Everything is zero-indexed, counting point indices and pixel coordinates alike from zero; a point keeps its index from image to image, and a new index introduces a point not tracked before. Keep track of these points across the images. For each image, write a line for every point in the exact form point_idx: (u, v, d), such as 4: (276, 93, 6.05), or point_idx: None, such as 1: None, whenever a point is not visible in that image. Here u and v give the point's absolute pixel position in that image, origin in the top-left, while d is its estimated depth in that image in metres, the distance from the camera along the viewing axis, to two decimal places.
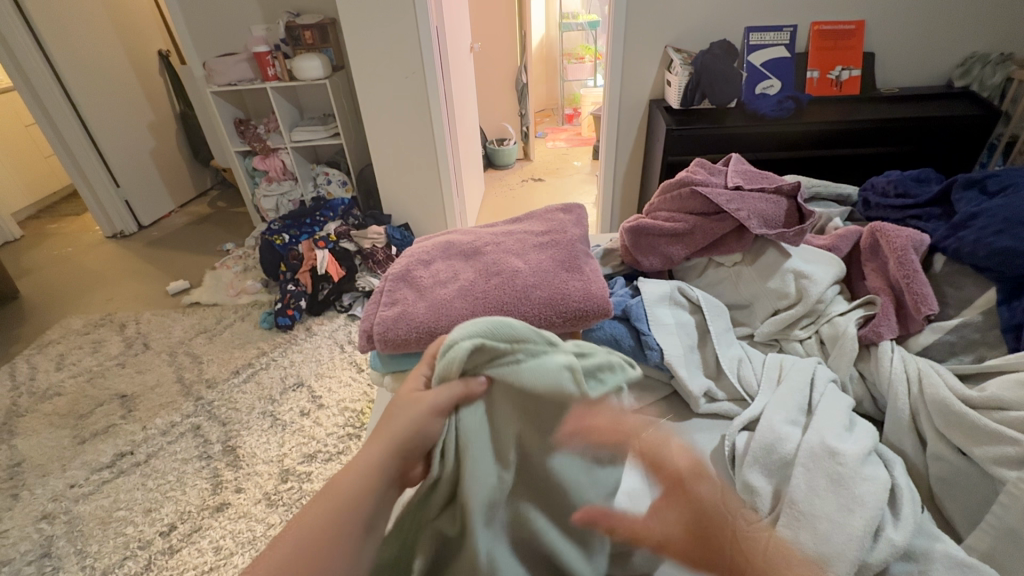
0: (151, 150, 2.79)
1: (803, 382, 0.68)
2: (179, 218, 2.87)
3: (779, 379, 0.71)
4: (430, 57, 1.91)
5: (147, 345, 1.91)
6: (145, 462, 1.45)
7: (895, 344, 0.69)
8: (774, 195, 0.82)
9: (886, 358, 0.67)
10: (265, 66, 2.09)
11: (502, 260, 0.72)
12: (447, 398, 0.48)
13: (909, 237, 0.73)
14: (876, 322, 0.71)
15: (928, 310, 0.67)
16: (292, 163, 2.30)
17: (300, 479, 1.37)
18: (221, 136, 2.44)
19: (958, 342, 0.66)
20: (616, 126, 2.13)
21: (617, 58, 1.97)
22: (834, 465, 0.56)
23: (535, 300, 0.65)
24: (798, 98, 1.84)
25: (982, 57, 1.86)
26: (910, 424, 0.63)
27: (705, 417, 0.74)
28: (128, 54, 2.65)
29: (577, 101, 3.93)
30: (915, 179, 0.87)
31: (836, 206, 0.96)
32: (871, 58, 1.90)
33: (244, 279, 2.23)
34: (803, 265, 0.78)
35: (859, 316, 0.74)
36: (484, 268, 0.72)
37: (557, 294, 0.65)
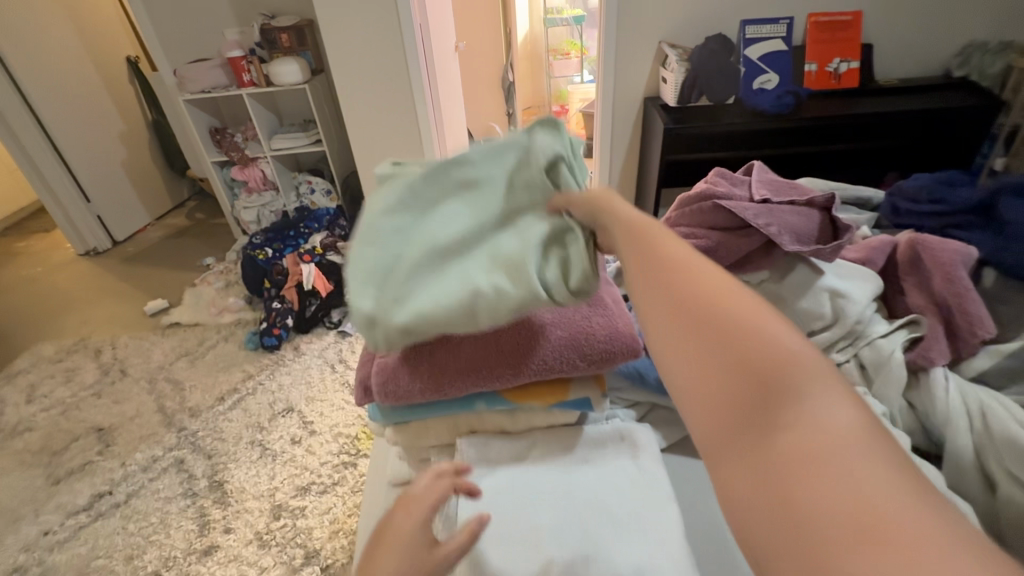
0: (123, 162, 2.66)
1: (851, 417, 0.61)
2: (156, 232, 2.74)
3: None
4: (415, 58, 1.82)
5: (124, 371, 1.80)
6: (125, 503, 1.35)
7: (947, 370, 0.63)
8: (805, 208, 0.76)
9: (939, 387, 0.61)
10: (239, 71, 1.98)
11: None
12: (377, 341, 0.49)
13: (955, 250, 0.67)
14: (925, 345, 0.64)
15: (985, 332, 0.62)
16: (272, 173, 2.20)
17: (293, 514, 1.28)
18: (196, 146, 2.32)
19: (1019, 368, 0.60)
20: (610, 126, 2.06)
21: (610, 55, 1.89)
22: None
23: (554, 341, 0.56)
24: (797, 92, 1.79)
25: (981, 46, 1.83)
26: (975, 463, 0.56)
27: None
28: (95, 62, 2.52)
29: (564, 98, 3.85)
30: (946, 183, 0.81)
31: (859, 211, 0.89)
32: (869, 49, 1.85)
33: (226, 296, 2.12)
34: (838, 282, 0.71)
35: (906, 338, 0.67)
36: None
37: (579, 332, 0.57)
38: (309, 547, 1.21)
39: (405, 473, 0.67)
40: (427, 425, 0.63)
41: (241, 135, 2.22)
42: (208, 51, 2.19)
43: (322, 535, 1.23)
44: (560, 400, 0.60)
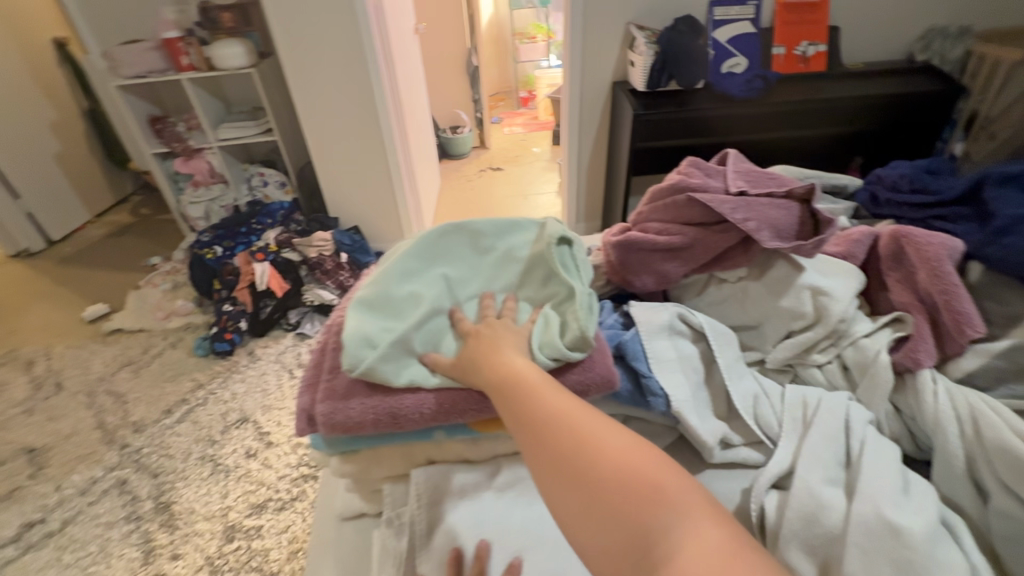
0: (55, 155, 2.44)
1: (836, 426, 0.57)
2: (96, 230, 2.54)
3: (805, 419, 0.59)
4: (370, 40, 1.70)
5: (60, 385, 1.65)
6: (59, 531, 1.23)
7: (934, 371, 0.59)
8: (785, 200, 0.72)
9: (928, 392, 0.57)
10: (177, 54, 1.82)
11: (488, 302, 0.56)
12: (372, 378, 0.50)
13: (941, 243, 0.63)
14: (911, 346, 0.60)
15: (974, 332, 0.58)
16: (220, 165, 2.05)
17: (248, 535, 1.19)
18: (135, 137, 2.14)
19: (1010, 369, 0.56)
20: (578, 112, 1.99)
21: (577, 38, 1.82)
22: (899, 548, 0.45)
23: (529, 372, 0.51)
24: (766, 76, 1.75)
25: (941, 31, 1.83)
26: (967, 473, 0.53)
27: (721, 467, 0.62)
28: (16, 44, 2.28)
29: (532, 83, 3.75)
30: (927, 170, 0.78)
31: (838, 201, 0.85)
32: (836, 33, 1.83)
33: (174, 298, 1.97)
34: (820, 279, 0.66)
35: (890, 338, 0.63)
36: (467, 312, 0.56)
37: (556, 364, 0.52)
38: (265, 571, 1.12)
39: (356, 506, 0.60)
40: (377, 455, 0.55)
41: (184, 125, 2.05)
42: (143, 32, 2.00)
43: (280, 557, 1.15)
44: None
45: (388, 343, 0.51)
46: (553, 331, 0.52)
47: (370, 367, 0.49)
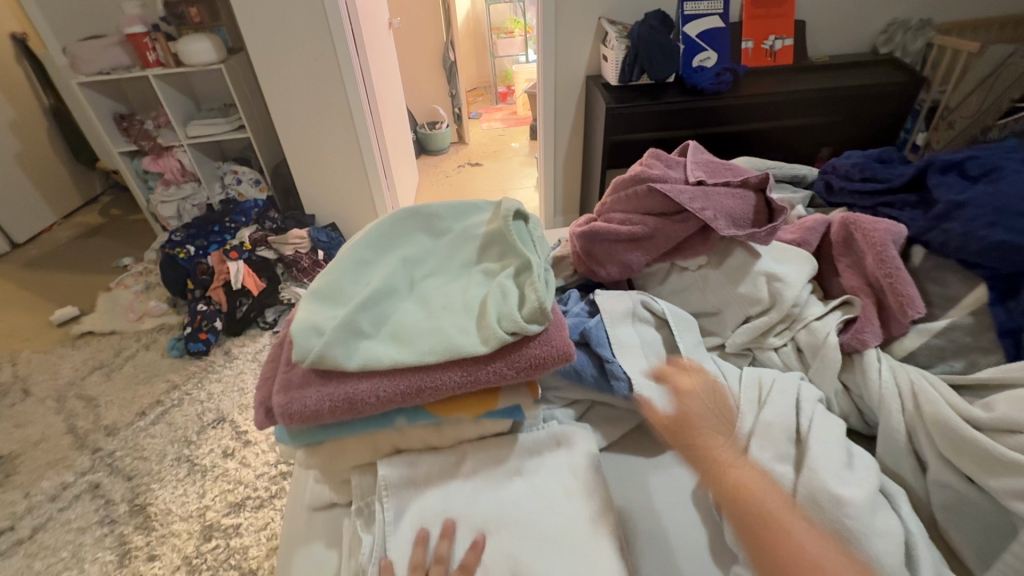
0: (18, 154, 2.37)
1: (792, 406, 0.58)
2: (64, 231, 2.48)
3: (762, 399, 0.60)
4: (341, 35, 1.68)
5: (28, 390, 1.61)
6: (30, 538, 1.21)
7: (881, 351, 0.62)
8: (741, 189, 0.75)
9: (874, 370, 0.59)
10: (143, 49, 1.78)
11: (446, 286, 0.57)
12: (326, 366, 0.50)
13: (887, 229, 0.66)
14: (859, 327, 0.63)
15: (915, 313, 0.60)
16: (191, 163, 2.01)
17: (226, 534, 1.19)
18: (101, 135, 2.09)
19: (948, 346, 0.59)
20: (553, 106, 2.00)
21: (549, 33, 1.83)
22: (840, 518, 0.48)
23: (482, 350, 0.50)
24: (735, 70, 1.78)
25: (903, 24, 1.88)
26: (908, 446, 0.56)
27: None
28: None
29: (509, 78, 3.75)
30: (879, 159, 0.81)
31: (796, 190, 0.88)
32: (802, 26, 1.87)
33: (146, 299, 1.94)
34: (775, 265, 0.69)
35: (840, 318, 0.66)
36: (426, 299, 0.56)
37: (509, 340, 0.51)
38: (244, 568, 1.12)
39: (326, 497, 0.61)
40: (342, 446, 0.56)
41: (153, 122, 2.01)
42: (106, 27, 1.95)
43: (259, 554, 1.15)
44: (487, 410, 0.55)
45: (343, 324, 0.50)
46: (510, 303, 0.52)
47: (324, 349, 0.49)
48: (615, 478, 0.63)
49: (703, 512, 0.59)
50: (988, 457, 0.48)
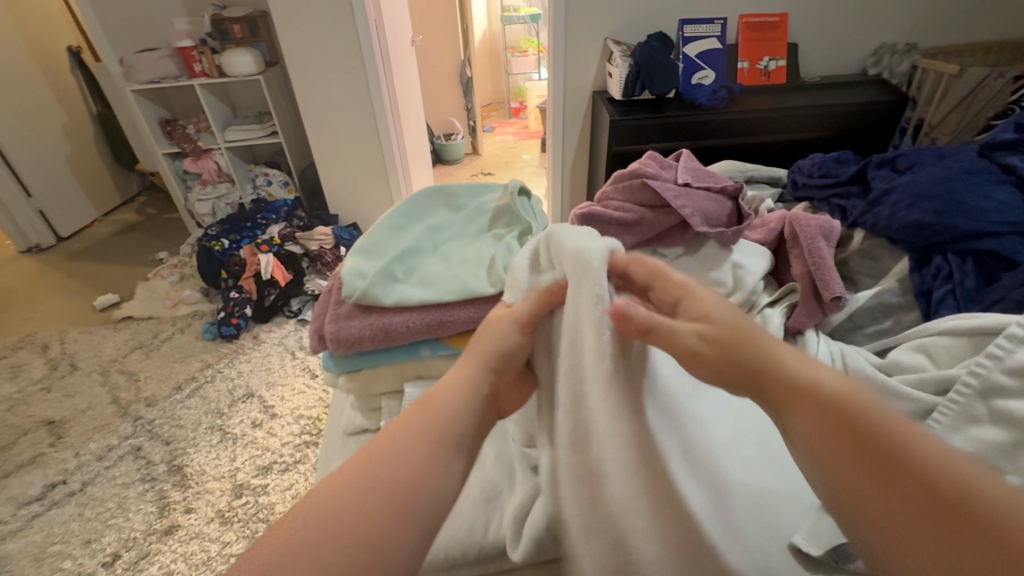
0: (67, 156, 2.56)
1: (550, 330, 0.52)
2: (104, 227, 2.66)
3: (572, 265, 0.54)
4: (370, 51, 1.86)
5: (75, 365, 1.76)
6: (80, 491, 1.34)
7: (818, 330, 0.74)
8: (719, 195, 0.87)
9: (812, 341, 0.71)
10: (190, 61, 1.96)
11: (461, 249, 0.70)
12: (368, 305, 0.63)
13: (819, 226, 0.78)
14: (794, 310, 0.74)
15: (831, 294, 0.71)
16: (226, 164, 2.18)
17: (255, 492, 1.32)
18: (145, 138, 2.28)
19: (880, 308, 0.71)
20: (562, 118, 2.15)
21: (559, 52, 1.99)
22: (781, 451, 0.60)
23: (492, 293, 0.63)
24: (730, 88, 1.93)
25: (890, 48, 2.02)
26: None
27: None
28: (34, 52, 2.42)
29: (523, 94, 3.94)
30: (837, 160, 0.94)
31: (769, 188, 1.01)
32: (795, 49, 2.02)
33: (181, 289, 2.10)
34: (738, 257, 0.81)
35: (787, 306, 0.78)
36: (448, 256, 0.69)
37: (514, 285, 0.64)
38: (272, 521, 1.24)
39: (359, 423, 0.73)
40: (374, 375, 0.69)
41: (194, 127, 2.20)
42: (157, 41, 2.15)
43: (285, 510, 1.27)
44: None
45: (381, 272, 0.64)
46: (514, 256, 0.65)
47: (366, 289, 0.62)
48: None
49: None
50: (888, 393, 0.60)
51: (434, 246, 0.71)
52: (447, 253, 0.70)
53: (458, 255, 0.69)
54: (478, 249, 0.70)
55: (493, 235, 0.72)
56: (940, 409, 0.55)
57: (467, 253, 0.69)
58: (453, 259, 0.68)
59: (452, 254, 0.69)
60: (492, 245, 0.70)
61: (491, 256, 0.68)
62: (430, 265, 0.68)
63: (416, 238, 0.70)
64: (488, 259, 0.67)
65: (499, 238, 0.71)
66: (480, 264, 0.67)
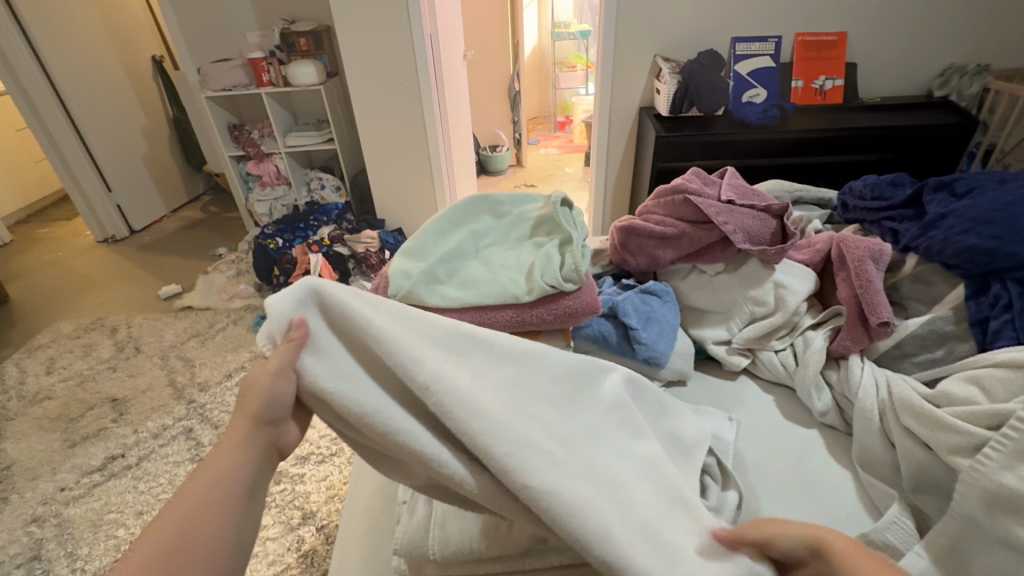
0: (144, 156, 2.78)
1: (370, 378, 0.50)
2: (172, 222, 2.86)
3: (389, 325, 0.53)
4: (424, 65, 1.94)
5: (139, 348, 1.90)
6: (137, 465, 1.44)
7: (864, 356, 0.72)
8: (764, 213, 0.86)
9: (856, 369, 0.69)
10: (259, 71, 2.10)
11: (503, 256, 0.73)
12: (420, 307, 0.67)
13: (868, 247, 0.76)
14: (842, 336, 0.73)
15: (881, 318, 0.69)
16: (285, 168, 2.31)
17: (292, 480, 1.37)
18: (214, 141, 2.44)
19: (932, 336, 0.69)
20: (607, 132, 2.16)
21: (607, 68, 2.01)
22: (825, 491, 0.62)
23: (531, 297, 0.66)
24: (783, 107, 1.92)
25: (959, 68, 1.92)
26: (879, 430, 0.65)
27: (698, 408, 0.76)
28: (122, 60, 2.65)
29: (569, 109, 3.95)
30: (891, 183, 0.92)
31: (817, 209, 0.99)
32: (854, 68, 1.95)
33: (237, 283, 2.23)
34: (781, 276, 0.80)
35: (830, 329, 0.76)
36: (490, 262, 0.72)
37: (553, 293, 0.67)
38: (306, 509, 1.29)
39: None
40: None
41: (258, 132, 2.34)
42: (230, 52, 2.31)
43: (319, 499, 1.32)
44: None
45: (425, 277, 0.67)
46: (552, 265, 0.67)
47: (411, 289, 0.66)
48: None
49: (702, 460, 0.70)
50: (934, 423, 0.58)
51: (477, 252, 0.74)
52: (490, 258, 0.73)
53: (500, 259, 0.72)
54: (520, 255, 0.72)
55: (536, 242, 0.74)
56: (990, 444, 0.52)
57: (508, 258, 0.72)
58: (495, 263, 0.71)
59: (496, 258, 0.73)
60: (531, 252, 0.73)
61: (528, 263, 0.70)
62: (475, 269, 0.71)
63: (461, 242, 0.74)
64: (527, 265, 0.70)
65: (540, 246, 0.73)
66: (521, 269, 0.69)
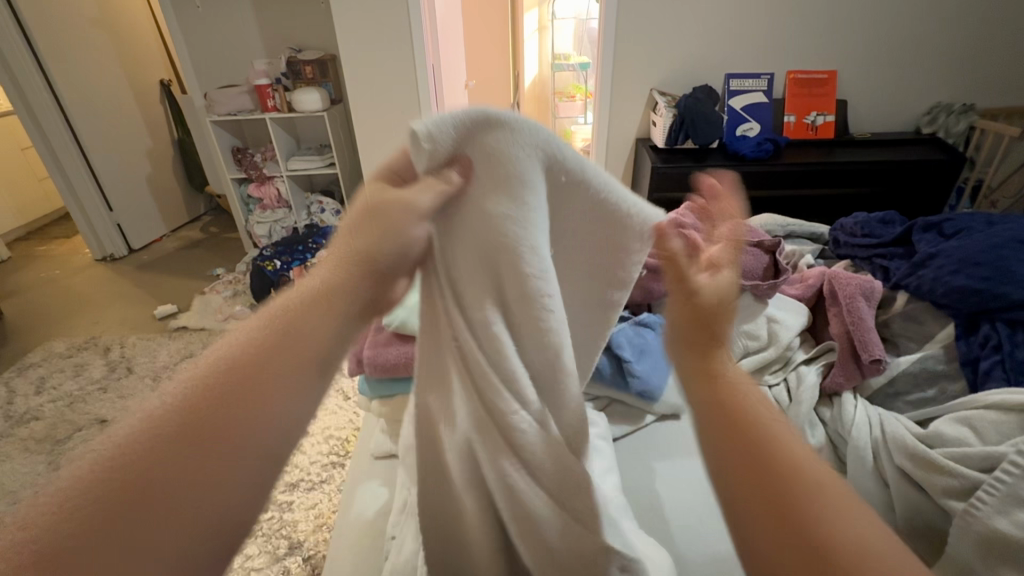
0: (148, 176, 2.82)
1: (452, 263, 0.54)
2: (170, 242, 2.85)
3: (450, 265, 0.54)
4: (427, 97, 1.99)
5: (131, 369, 1.87)
6: None
7: (856, 393, 0.73)
8: (756, 248, 0.89)
9: (849, 406, 0.70)
10: (265, 97, 2.14)
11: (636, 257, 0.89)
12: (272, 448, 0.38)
13: (859, 284, 0.79)
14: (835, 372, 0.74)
15: (871, 355, 0.71)
16: (287, 191, 2.34)
17: (280, 508, 1.34)
18: (217, 163, 2.48)
19: (927, 373, 0.71)
20: (604, 163, 2.20)
21: (605, 100, 2.06)
22: None
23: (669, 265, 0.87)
24: (776, 140, 1.91)
25: (946, 107, 1.97)
26: (874, 469, 0.64)
27: (660, 421, 0.85)
28: (130, 83, 2.71)
29: (568, 137, 3.99)
30: (881, 221, 0.98)
31: (809, 244, 1.04)
32: (843, 105, 2.01)
33: (233, 304, 2.22)
34: (775, 311, 0.83)
35: (823, 364, 0.78)
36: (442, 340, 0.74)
37: None
38: (293, 539, 1.26)
39: None
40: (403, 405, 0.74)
41: (261, 156, 2.37)
42: (238, 78, 2.37)
43: (307, 529, 1.29)
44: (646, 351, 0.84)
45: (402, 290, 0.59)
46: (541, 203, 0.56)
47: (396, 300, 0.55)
48: (629, 465, 0.78)
49: (683, 485, 0.75)
50: (932, 466, 0.57)
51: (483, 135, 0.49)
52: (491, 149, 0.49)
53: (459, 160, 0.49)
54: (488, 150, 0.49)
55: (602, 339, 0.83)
56: (983, 487, 0.52)
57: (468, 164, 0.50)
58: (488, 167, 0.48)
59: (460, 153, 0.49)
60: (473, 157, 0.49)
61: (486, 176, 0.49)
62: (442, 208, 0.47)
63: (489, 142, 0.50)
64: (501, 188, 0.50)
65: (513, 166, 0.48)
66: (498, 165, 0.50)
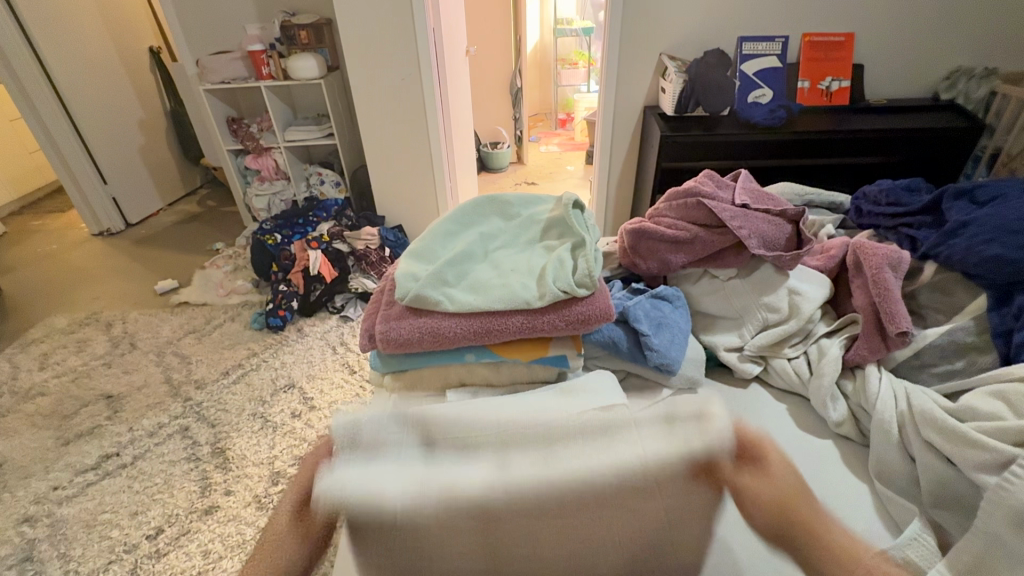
0: (141, 148, 2.74)
1: None
2: (167, 216, 2.80)
3: None
4: (428, 63, 1.92)
5: (134, 344, 1.86)
6: (131, 464, 1.41)
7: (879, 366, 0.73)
8: (779, 218, 0.86)
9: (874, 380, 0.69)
10: (259, 64, 2.07)
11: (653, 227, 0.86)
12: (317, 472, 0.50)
13: (885, 255, 0.76)
14: (858, 343, 0.73)
15: (897, 327, 0.70)
16: (284, 163, 2.28)
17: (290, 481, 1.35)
18: (212, 134, 2.41)
19: (954, 345, 0.69)
20: (611, 133, 2.15)
21: (613, 65, 1.98)
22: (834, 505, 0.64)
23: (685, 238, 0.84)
24: (788, 107, 1.86)
25: (967, 71, 1.90)
26: (899, 441, 0.64)
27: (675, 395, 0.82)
28: (118, 49, 2.60)
29: (570, 106, 3.86)
30: (907, 189, 0.94)
31: (828, 214, 1.02)
32: (860, 70, 1.94)
33: (234, 278, 2.19)
34: (797, 283, 0.82)
35: (844, 338, 0.77)
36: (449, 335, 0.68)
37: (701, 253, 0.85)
38: None
39: None
40: (418, 376, 0.71)
41: (258, 126, 2.31)
42: (230, 43, 2.27)
43: None
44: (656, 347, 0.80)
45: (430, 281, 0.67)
46: (565, 269, 0.68)
47: (419, 292, 0.65)
48: None
49: None
50: (962, 440, 0.57)
51: None
52: None
53: None
54: None
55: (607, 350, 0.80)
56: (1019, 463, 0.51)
57: None
58: None
59: None
60: None
61: None
62: None
63: None
64: None
65: None
66: None
